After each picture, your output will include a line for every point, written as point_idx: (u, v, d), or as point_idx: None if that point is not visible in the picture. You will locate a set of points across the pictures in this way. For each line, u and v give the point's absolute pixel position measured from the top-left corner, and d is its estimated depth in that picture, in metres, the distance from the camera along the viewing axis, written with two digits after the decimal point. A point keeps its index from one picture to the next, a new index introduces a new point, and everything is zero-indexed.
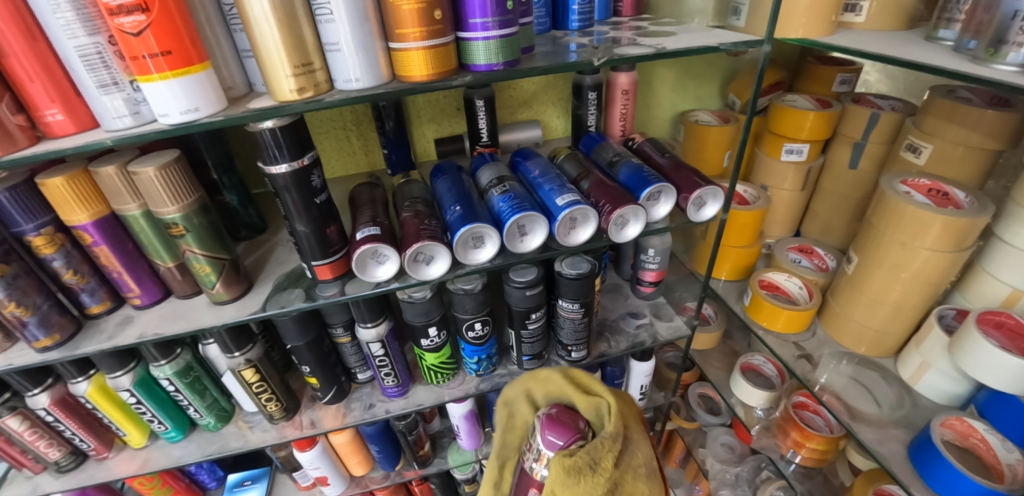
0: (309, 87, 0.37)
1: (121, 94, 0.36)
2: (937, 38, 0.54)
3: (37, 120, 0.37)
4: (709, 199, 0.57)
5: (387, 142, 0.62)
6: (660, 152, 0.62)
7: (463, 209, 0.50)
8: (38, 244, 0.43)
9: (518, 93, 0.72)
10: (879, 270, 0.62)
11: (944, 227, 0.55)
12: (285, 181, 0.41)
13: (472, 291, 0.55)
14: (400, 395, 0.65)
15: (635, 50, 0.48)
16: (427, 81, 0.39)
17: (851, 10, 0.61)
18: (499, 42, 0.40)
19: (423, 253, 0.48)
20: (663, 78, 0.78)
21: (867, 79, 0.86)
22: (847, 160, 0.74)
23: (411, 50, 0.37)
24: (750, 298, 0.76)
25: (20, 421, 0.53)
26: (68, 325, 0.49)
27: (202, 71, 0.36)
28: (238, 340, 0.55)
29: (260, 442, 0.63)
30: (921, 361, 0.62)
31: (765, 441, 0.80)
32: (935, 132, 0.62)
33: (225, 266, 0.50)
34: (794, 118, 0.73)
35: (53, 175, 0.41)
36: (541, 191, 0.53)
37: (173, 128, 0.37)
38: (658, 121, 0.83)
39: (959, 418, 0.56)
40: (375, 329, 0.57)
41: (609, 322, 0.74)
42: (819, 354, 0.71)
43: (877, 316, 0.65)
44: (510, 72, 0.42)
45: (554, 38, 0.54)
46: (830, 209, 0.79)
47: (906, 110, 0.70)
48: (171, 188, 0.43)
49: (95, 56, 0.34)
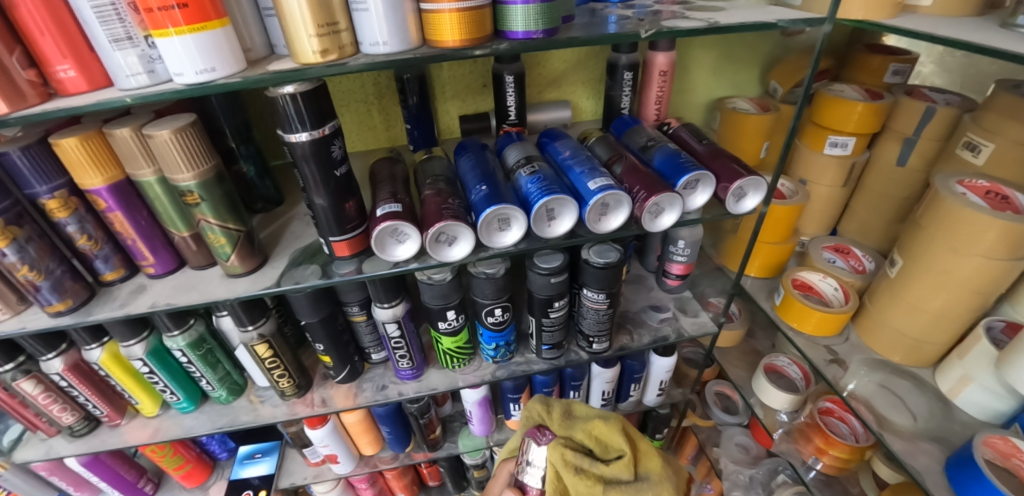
0: (333, 49, 0.35)
1: (134, 50, 0.34)
2: (1015, 25, 0.49)
3: (49, 76, 0.35)
4: (750, 190, 0.53)
5: (409, 117, 0.59)
6: (698, 138, 0.58)
7: (489, 189, 0.47)
8: (52, 207, 0.42)
9: (547, 71, 0.68)
10: (925, 276, 0.59)
11: (1001, 233, 0.50)
12: (305, 151, 0.39)
13: (494, 275, 0.53)
14: (414, 378, 0.64)
15: (684, 23, 0.44)
16: (459, 47, 0.36)
17: None
18: (538, 7, 0.36)
19: (445, 234, 0.46)
20: (700, 61, 0.74)
21: (920, 71, 0.80)
22: (894, 157, 0.70)
23: (444, 11, 0.34)
24: (780, 297, 0.72)
25: (34, 385, 0.53)
26: (81, 292, 0.48)
27: (220, 28, 0.33)
28: (252, 313, 0.53)
29: (270, 417, 0.62)
30: (962, 374, 0.59)
31: (785, 446, 0.76)
32: (997, 130, 0.57)
33: (240, 238, 0.48)
34: (841, 109, 0.68)
35: (66, 135, 0.40)
36: (571, 174, 0.50)
37: (188, 89, 0.35)
38: (692, 108, 0.79)
39: (1002, 437, 0.52)
40: (392, 310, 0.55)
41: (631, 315, 0.72)
42: (850, 359, 0.68)
43: (917, 324, 0.62)
44: (548, 41, 0.39)
45: (593, 10, 0.50)
46: (871, 208, 0.75)
47: (965, 105, 0.65)
48: (187, 153, 0.41)
49: (110, 8, 0.32)
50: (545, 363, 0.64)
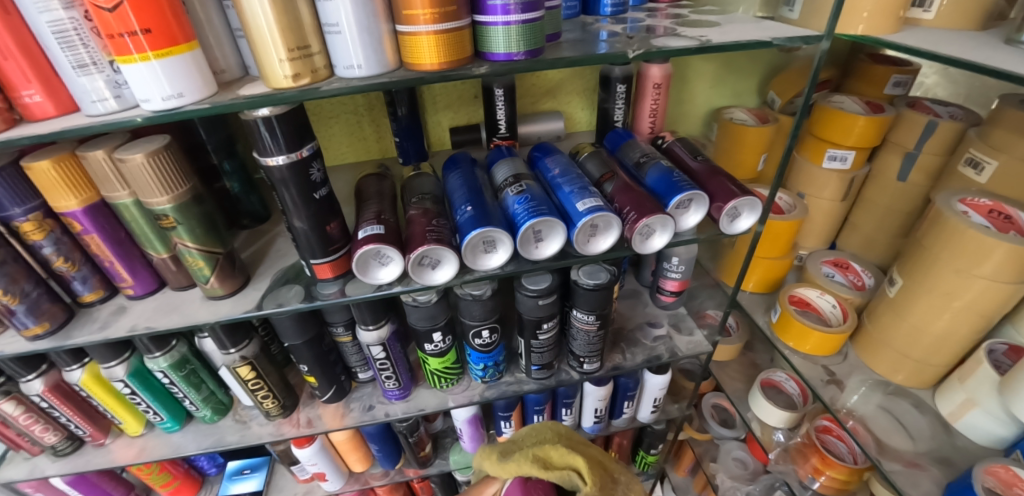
0: (306, 73, 0.34)
1: (100, 75, 0.33)
2: (1020, 41, 0.47)
3: (15, 101, 0.34)
4: (745, 210, 0.52)
5: (399, 130, 0.58)
6: (693, 155, 0.57)
7: (475, 210, 0.45)
8: (27, 230, 0.41)
9: (542, 81, 0.67)
10: (928, 297, 0.57)
11: (1006, 255, 0.49)
12: (282, 175, 0.38)
13: (480, 297, 0.51)
14: (402, 398, 0.62)
15: (676, 42, 0.42)
16: (438, 70, 0.35)
17: (921, 4, 0.54)
18: (520, 29, 0.35)
19: (429, 257, 0.44)
20: (699, 71, 0.72)
21: (923, 82, 0.78)
22: (896, 171, 0.68)
23: (421, 34, 0.33)
24: (778, 314, 0.71)
25: (15, 406, 0.52)
26: (59, 314, 0.47)
27: (187, 52, 0.32)
28: (234, 336, 0.52)
29: (256, 438, 0.61)
30: (965, 398, 0.57)
31: (782, 466, 0.75)
32: (1003, 147, 0.55)
33: (219, 260, 0.47)
34: (841, 121, 0.66)
35: (39, 158, 0.39)
36: (560, 193, 0.48)
37: (156, 115, 0.34)
38: (690, 118, 0.78)
39: (1004, 466, 0.51)
40: (377, 331, 0.54)
41: (625, 332, 0.71)
42: (849, 378, 0.67)
43: (919, 345, 0.60)
44: (532, 63, 0.37)
45: (584, 25, 0.49)
46: (872, 222, 0.73)
47: (968, 119, 0.63)
48: (161, 178, 0.40)
49: (72, 32, 0.31)
50: (535, 383, 0.63)
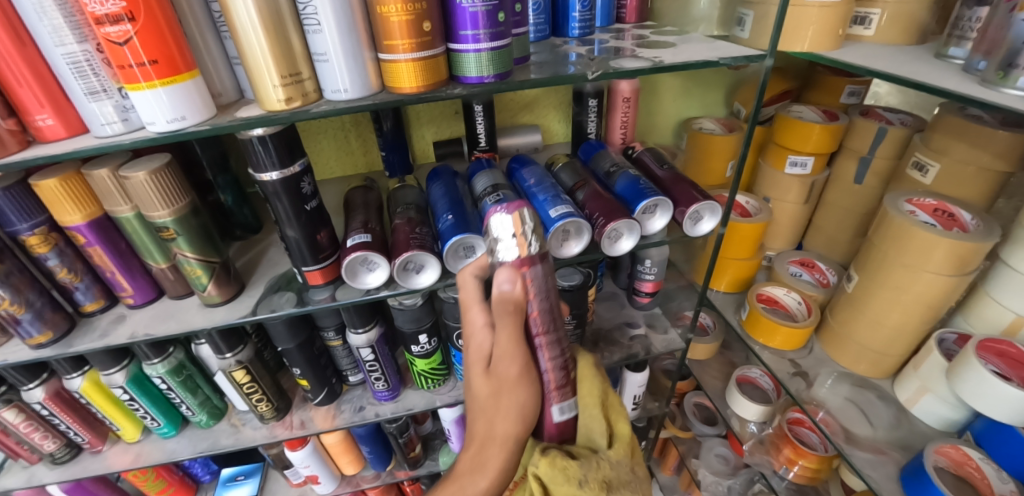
0: (298, 97, 0.37)
1: (110, 101, 0.36)
2: (948, 56, 0.53)
3: (28, 124, 0.37)
4: (706, 214, 0.56)
5: (385, 144, 0.61)
6: (659, 163, 0.61)
7: (455, 218, 0.49)
8: (33, 243, 0.44)
9: (519, 97, 0.71)
10: (881, 292, 0.61)
11: (948, 250, 0.54)
12: (275, 188, 0.41)
13: (463, 299, 0.55)
14: (391, 399, 0.65)
15: (632, 63, 0.47)
16: (417, 93, 0.39)
17: (861, 22, 0.59)
18: (490, 55, 0.39)
19: (413, 262, 0.48)
20: (667, 85, 0.78)
21: (877, 92, 0.83)
22: (852, 175, 0.73)
23: (401, 61, 0.37)
24: (747, 312, 0.75)
25: (16, 414, 0.54)
26: (61, 323, 0.49)
27: (190, 79, 0.36)
28: (230, 341, 0.55)
29: (251, 441, 0.64)
30: (919, 385, 0.61)
31: (758, 456, 0.79)
32: (944, 151, 0.60)
33: (216, 269, 0.50)
34: (800, 130, 0.71)
35: (47, 176, 0.42)
36: (535, 201, 0.52)
37: (161, 136, 0.37)
38: (661, 129, 0.83)
39: (954, 445, 0.56)
40: (366, 334, 0.57)
41: (603, 332, 0.74)
42: (815, 372, 0.71)
43: (878, 337, 0.64)
44: (502, 84, 0.41)
45: (553, 46, 0.54)
46: (834, 224, 0.78)
47: (916, 126, 0.68)
48: (162, 192, 0.43)
49: (84, 63, 0.34)
50: None
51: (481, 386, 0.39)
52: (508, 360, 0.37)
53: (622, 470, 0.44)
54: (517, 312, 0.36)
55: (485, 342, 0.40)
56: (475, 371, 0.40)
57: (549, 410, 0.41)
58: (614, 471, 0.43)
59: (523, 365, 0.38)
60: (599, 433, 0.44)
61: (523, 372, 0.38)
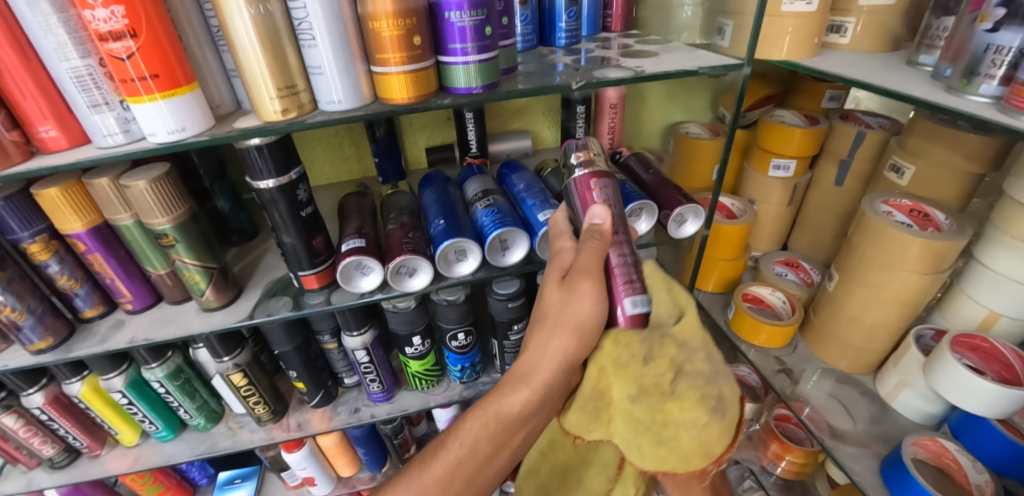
0: (293, 108, 0.39)
1: (111, 113, 0.38)
2: (918, 63, 0.55)
3: (32, 136, 0.38)
4: (690, 216, 0.58)
5: (378, 150, 0.63)
6: (645, 168, 0.63)
7: (447, 223, 0.51)
8: (34, 251, 0.45)
9: (509, 103, 0.73)
10: (861, 290, 0.63)
11: (922, 248, 0.56)
12: (272, 195, 0.43)
13: (455, 302, 0.57)
14: (386, 400, 0.66)
15: (615, 72, 0.49)
16: (408, 103, 0.40)
17: (837, 31, 0.62)
18: (478, 67, 0.40)
19: (406, 266, 0.49)
20: (653, 91, 0.80)
21: (857, 96, 0.86)
22: (833, 177, 0.75)
23: (392, 73, 0.38)
24: (733, 311, 0.77)
25: (15, 419, 0.55)
26: (62, 328, 0.50)
27: (189, 92, 0.37)
28: (227, 345, 0.56)
29: (249, 442, 0.65)
30: (899, 380, 0.63)
31: (746, 452, 0.83)
32: (919, 154, 0.63)
33: (214, 274, 0.51)
34: (782, 134, 0.74)
35: (48, 185, 0.43)
36: (524, 205, 0.54)
37: (161, 147, 0.38)
38: (648, 134, 0.85)
39: (931, 438, 0.58)
40: (361, 337, 0.58)
41: None
42: (800, 369, 0.73)
43: (859, 334, 0.66)
44: (490, 94, 0.43)
45: (540, 56, 0.55)
46: (817, 225, 0.80)
47: (894, 129, 0.71)
48: (162, 200, 0.44)
49: (88, 77, 0.36)
50: None
51: (554, 291, 0.44)
52: (586, 274, 0.42)
53: (695, 352, 0.39)
54: (603, 241, 0.42)
55: (567, 256, 0.45)
56: (553, 281, 0.45)
57: (622, 303, 0.41)
58: (681, 350, 0.38)
59: (598, 282, 0.41)
60: (668, 315, 0.41)
61: (596, 292, 0.42)
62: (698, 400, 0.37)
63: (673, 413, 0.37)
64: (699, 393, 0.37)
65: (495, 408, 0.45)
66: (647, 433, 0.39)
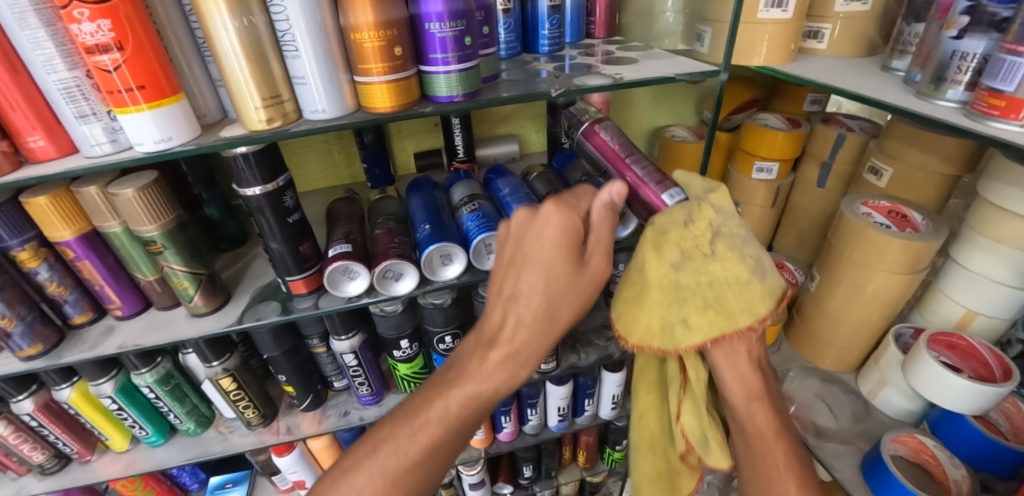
0: (278, 117, 0.40)
1: (99, 123, 0.38)
2: (891, 68, 0.57)
3: (20, 146, 0.39)
4: None
5: (367, 156, 0.64)
6: None
7: (433, 228, 0.52)
8: (23, 258, 0.45)
9: (497, 109, 0.74)
10: (841, 289, 0.65)
11: (900, 248, 0.57)
12: (259, 202, 0.44)
13: (441, 305, 0.57)
14: (375, 403, 0.67)
15: (595, 80, 0.50)
16: (391, 112, 0.41)
17: (814, 37, 0.63)
18: (459, 76, 0.41)
19: (391, 271, 0.51)
20: (639, 96, 0.81)
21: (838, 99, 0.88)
22: (815, 179, 0.77)
23: (375, 83, 0.39)
24: None
25: (5, 425, 0.55)
26: (51, 336, 0.51)
27: (175, 103, 0.38)
28: (217, 350, 0.57)
29: (239, 447, 0.65)
30: (879, 378, 0.64)
31: None
32: (896, 156, 0.64)
33: (203, 280, 0.52)
34: (765, 137, 0.75)
35: (37, 193, 0.43)
36: (509, 210, 0.55)
37: (148, 156, 0.39)
38: (635, 138, 0.86)
39: (910, 434, 0.59)
40: (349, 341, 0.59)
41: (580, 334, 0.77)
42: (784, 368, 0.74)
43: (840, 333, 0.68)
44: (472, 102, 0.44)
45: (524, 63, 0.57)
46: (801, 226, 0.82)
47: (873, 132, 0.73)
48: (150, 207, 0.45)
49: (75, 88, 0.36)
50: None
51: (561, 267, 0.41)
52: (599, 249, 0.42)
53: (729, 218, 0.45)
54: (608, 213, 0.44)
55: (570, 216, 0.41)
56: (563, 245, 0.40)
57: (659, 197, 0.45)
58: (717, 214, 0.44)
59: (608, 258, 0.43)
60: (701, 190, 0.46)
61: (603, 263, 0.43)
62: (737, 258, 0.42)
63: (717, 270, 0.42)
64: (735, 252, 0.43)
65: (472, 384, 0.42)
66: (695, 300, 0.43)
